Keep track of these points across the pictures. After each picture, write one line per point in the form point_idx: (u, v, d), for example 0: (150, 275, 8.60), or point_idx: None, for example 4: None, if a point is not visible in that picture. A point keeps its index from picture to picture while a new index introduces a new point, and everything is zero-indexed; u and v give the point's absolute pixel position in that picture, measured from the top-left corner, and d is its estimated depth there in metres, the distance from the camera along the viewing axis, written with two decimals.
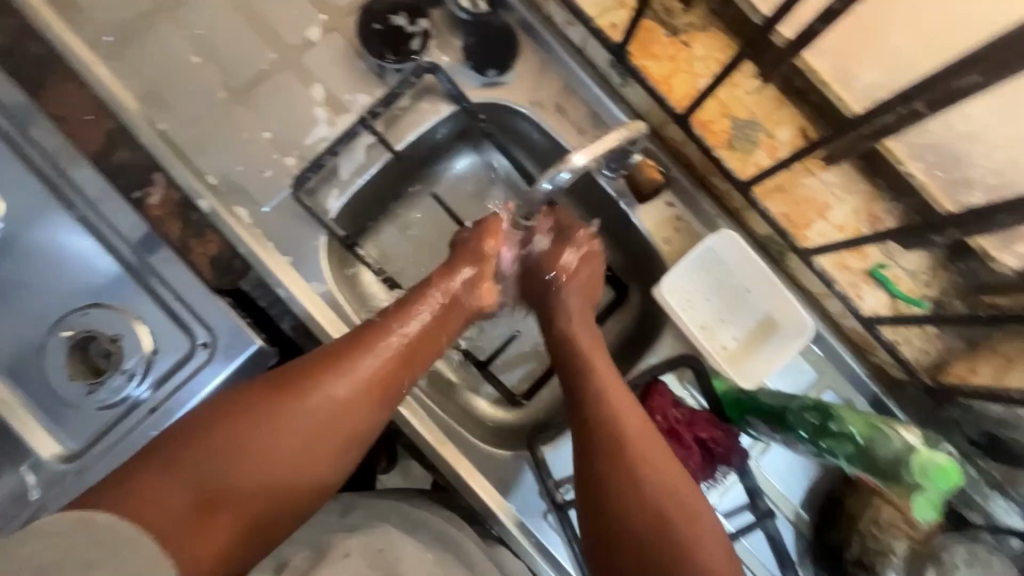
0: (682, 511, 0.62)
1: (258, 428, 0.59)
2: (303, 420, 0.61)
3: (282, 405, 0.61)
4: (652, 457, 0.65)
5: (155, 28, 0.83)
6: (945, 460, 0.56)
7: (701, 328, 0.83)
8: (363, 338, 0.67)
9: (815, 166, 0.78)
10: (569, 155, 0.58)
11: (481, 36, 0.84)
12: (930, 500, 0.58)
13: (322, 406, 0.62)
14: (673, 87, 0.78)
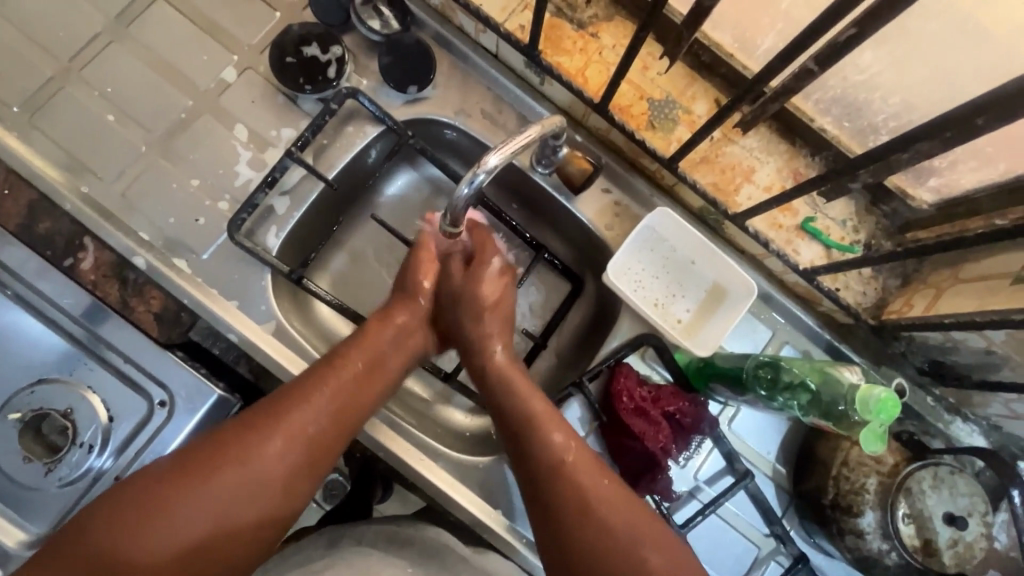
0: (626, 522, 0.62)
1: (196, 491, 0.59)
2: (247, 481, 0.61)
3: (222, 469, 0.60)
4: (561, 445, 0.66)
5: (64, 91, 0.82)
6: (883, 392, 0.59)
7: (655, 305, 0.85)
8: (305, 389, 0.66)
9: (734, 133, 0.81)
10: (482, 157, 0.54)
11: (395, 54, 0.84)
12: (877, 432, 0.60)
13: (264, 466, 0.62)
14: (588, 79, 0.80)
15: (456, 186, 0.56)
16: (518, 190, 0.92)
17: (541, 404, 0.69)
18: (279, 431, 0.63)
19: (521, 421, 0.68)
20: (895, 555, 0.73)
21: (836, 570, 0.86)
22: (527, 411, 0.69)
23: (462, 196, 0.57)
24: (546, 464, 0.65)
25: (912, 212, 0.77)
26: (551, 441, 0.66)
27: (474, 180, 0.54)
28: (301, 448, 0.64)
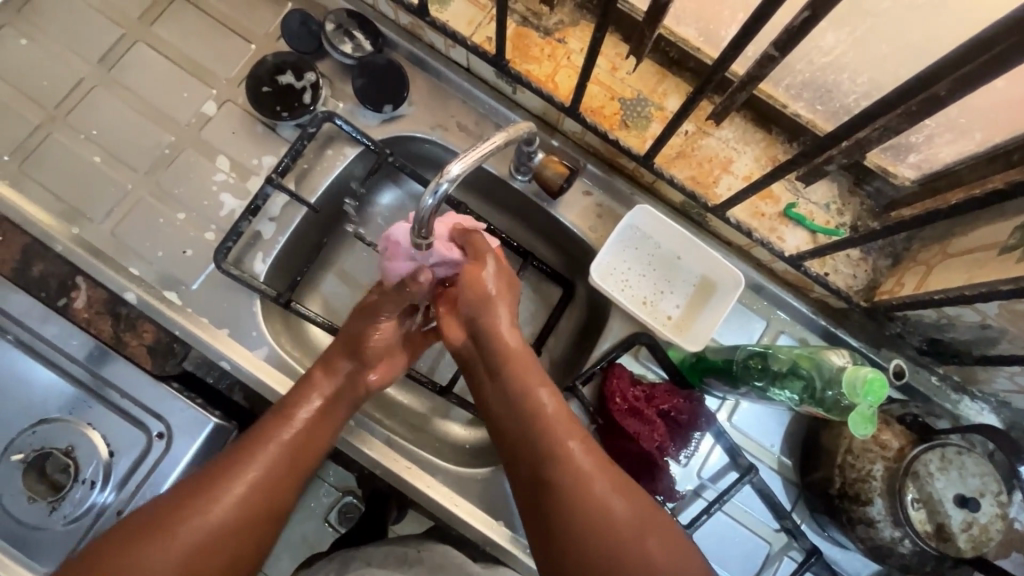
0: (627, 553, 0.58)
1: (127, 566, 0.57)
2: (188, 545, 0.59)
3: (149, 545, 0.58)
4: (619, 507, 0.60)
5: (51, 138, 0.84)
6: (870, 372, 0.58)
7: (643, 303, 0.84)
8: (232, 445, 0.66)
9: (708, 126, 0.81)
10: (445, 167, 0.54)
11: (369, 76, 0.85)
12: (865, 414, 0.59)
13: (200, 531, 0.60)
14: (558, 84, 0.81)
15: (420, 198, 0.56)
16: (500, 199, 0.93)
17: (597, 464, 0.63)
18: (216, 496, 0.62)
19: (574, 479, 0.61)
20: (908, 542, 0.71)
21: (851, 562, 0.83)
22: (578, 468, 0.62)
23: (427, 208, 0.57)
24: (605, 524, 0.59)
25: (895, 190, 0.76)
26: (608, 503, 0.60)
27: (437, 190, 0.54)
28: (241, 506, 0.62)
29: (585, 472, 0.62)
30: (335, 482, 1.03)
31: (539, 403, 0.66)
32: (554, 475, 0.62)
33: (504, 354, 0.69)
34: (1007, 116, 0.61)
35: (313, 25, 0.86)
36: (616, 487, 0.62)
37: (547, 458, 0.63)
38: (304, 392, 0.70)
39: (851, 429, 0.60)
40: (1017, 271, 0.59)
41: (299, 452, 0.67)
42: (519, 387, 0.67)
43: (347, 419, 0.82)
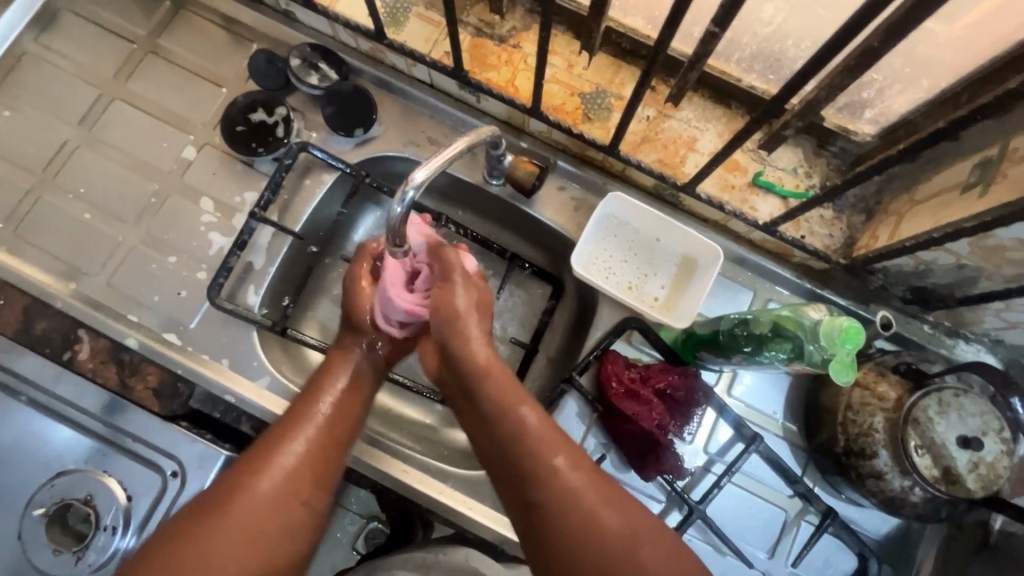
0: None
1: (197, 546, 0.56)
2: (241, 525, 0.58)
3: (214, 521, 0.57)
4: (648, 554, 0.56)
5: (42, 201, 0.87)
6: (845, 322, 0.60)
7: (629, 288, 0.85)
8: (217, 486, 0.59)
9: (668, 109, 0.83)
10: (410, 174, 0.56)
11: (338, 103, 0.88)
12: (845, 361, 0.61)
13: (256, 506, 0.59)
14: (518, 88, 0.84)
15: (389, 206, 0.58)
16: (479, 206, 0.95)
17: (619, 515, 0.57)
18: (260, 473, 0.61)
19: (596, 544, 0.56)
20: (919, 490, 0.71)
21: (869, 520, 0.83)
22: (600, 523, 0.57)
23: (398, 215, 0.59)
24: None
25: (858, 147, 0.78)
26: (641, 554, 0.56)
27: (405, 197, 0.56)
28: (291, 482, 0.61)
29: (612, 530, 0.56)
30: (359, 509, 1.03)
31: (546, 467, 0.59)
32: (571, 539, 0.56)
33: (495, 400, 0.63)
34: (948, 60, 0.63)
35: (279, 62, 0.90)
36: (644, 536, 0.57)
37: (558, 519, 0.57)
38: (331, 369, 0.70)
39: (833, 378, 0.62)
40: (981, 206, 0.60)
41: (275, 502, 0.59)
42: (517, 442, 0.60)
43: (353, 437, 0.84)
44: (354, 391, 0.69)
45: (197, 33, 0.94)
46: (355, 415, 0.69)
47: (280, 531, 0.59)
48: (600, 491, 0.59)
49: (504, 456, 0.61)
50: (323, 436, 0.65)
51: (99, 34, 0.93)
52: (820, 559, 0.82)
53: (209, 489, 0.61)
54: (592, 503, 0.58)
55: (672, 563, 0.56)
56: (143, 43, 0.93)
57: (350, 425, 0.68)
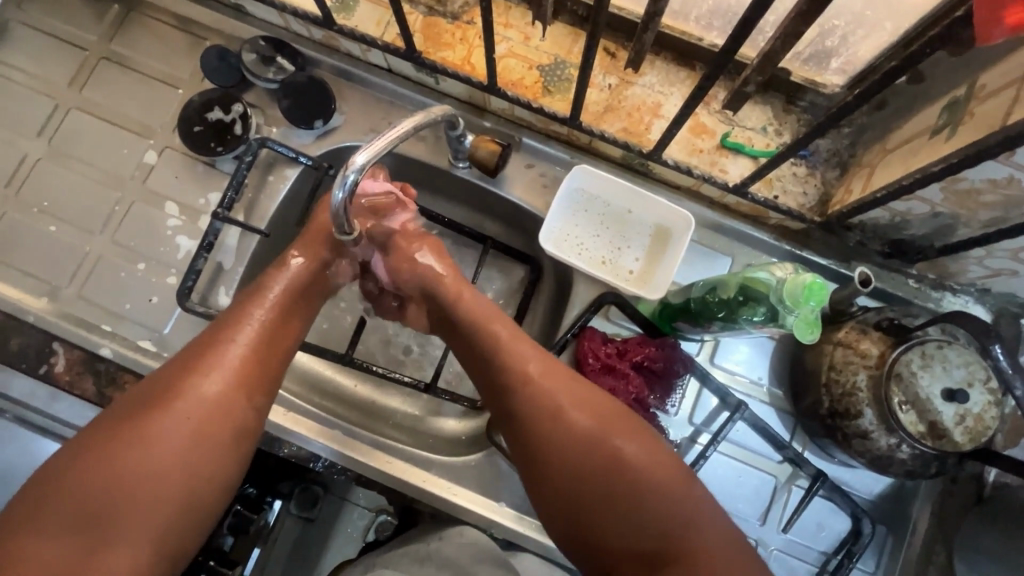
0: (628, 473, 0.58)
1: (135, 442, 0.55)
2: (184, 418, 0.57)
3: (153, 417, 0.56)
4: (626, 447, 0.60)
5: (7, 217, 0.87)
6: (808, 278, 0.58)
7: (603, 263, 0.83)
8: (193, 354, 0.61)
9: (630, 75, 0.80)
10: (350, 158, 0.56)
11: (294, 95, 0.86)
12: (809, 320, 0.60)
13: (197, 404, 0.58)
14: (474, 65, 0.82)
15: (331, 192, 0.59)
16: (448, 190, 0.93)
17: (602, 421, 0.61)
18: (200, 374, 0.59)
19: (574, 443, 0.60)
20: (906, 447, 0.69)
21: (861, 481, 0.82)
22: (576, 424, 0.61)
23: (340, 201, 0.59)
24: (617, 469, 0.59)
25: (829, 99, 0.75)
26: (619, 447, 0.60)
27: (345, 181, 0.57)
28: (235, 380, 0.60)
29: (587, 430, 0.61)
30: (367, 504, 1.04)
31: (526, 374, 0.64)
32: (550, 439, 0.61)
33: (483, 326, 0.68)
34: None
35: (232, 58, 0.88)
36: (621, 432, 0.61)
37: (542, 420, 0.62)
38: (271, 280, 0.68)
39: (798, 337, 0.61)
40: (948, 149, 0.58)
41: (254, 363, 0.62)
42: (506, 356, 0.66)
43: (336, 432, 0.84)
44: (292, 297, 0.68)
45: (148, 34, 0.92)
46: (293, 320, 0.67)
47: (227, 427, 0.59)
48: (578, 398, 0.63)
49: (493, 370, 0.66)
50: (261, 339, 0.64)
51: (51, 43, 0.92)
52: (813, 522, 0.81)
53: (145, 386, 0.59)
54: (571, 407, 0.62)
55: (649, 455, 0.60)
56: (95, 49, 0.91)
57: (293, 329, 0.67)
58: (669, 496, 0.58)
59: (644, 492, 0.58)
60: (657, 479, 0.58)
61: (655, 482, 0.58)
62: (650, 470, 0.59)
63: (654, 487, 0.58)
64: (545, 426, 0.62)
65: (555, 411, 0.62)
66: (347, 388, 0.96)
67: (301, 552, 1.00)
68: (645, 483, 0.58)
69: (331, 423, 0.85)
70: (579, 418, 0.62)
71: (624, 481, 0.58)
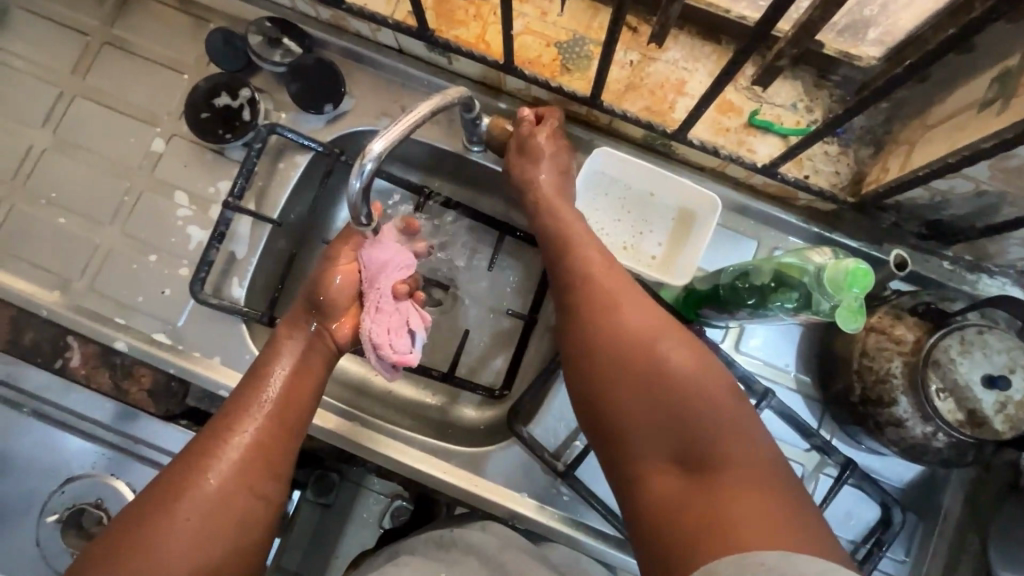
0: (680, 382, 0.54)
1: (146, 540, 0.54)
2: (201, 511, 0.57)
3: (165, 513, 0.56)
4: (672, 355, 0.56)
5: (16, 210, 0.85)
6: (851, 263, 0.55)
7: (624, 249, 0.80)
8: (217, 428, 0.62)
9: (652, 50, 0.77)
10: (367, 145, 0.54)
11: (302, 78, 0.83)
12: (852, 308, 0.57)
13: (203, 500, 0.57)
14: (489, 43, 0.78)
15: (347, 180, 0.56)
16: (463, 175, 0.91)
17: (654, 321, 0.59)
18: (206, 468, 0.59)
19: (623, 338, 0.58)
20: (943, 436, 0.67)
21: (891, 469, 0.80)
22: (634, 327, 0.58)
23: (357, 190, 0.57)
24: (662, 372, 0.55)
25: (864, 72, 0.71)
26: (667, 352, 0.56)
27: (363, 170, 0.55)
28: (238, 475, 0.60)
29: (641, 331, 0.58)
30: (382, 488, 1.00)
31: (588, 272, 0.65)
32: (600, 339, 0.59)
33: (567, 250, 0.68)
34: None
35: (238, 41, 0.85)
36: (671, 340, 0.57)
37: (595, 324, 0.60)
38: (279, 350, 0.68)
39: (839, 326, 0.58)
40: (1000, 123, 0.54)
41: (286, 415, 0.65)
42: (573, 269, 0.66)
43: (354, 423, 0.83)
44: (304, 363, 0.68)
45: (151, 17, 0.89)
46: (293, 409, 0.66)
47: (237, 520, 0.59)
48: (636, 302, 0.61)
49: (558, 283, 0.66)
50: (269, 430, 0.63)
51: (53, 29, 0.89)
52: (841, 511, 0.79)
53: (164, 475, 0.59)
54: (628, 310, 0.60)
55: (699, 363, 0.56)
56: (98, 34, 0.89)
57: (293, 418, 0.65)
58: (713, 401, 0.54)
59: (691, 401, 0.53)
60: (705, 384, 0.54)
61: (703, 386, 0.54)
62: (705, 385, 0.54)
63: (702, 396, 0.54)
64: (597, 318, 0.60)
65: (613, 307, 0.61)
66: (363, 378, 0.94)
67: (319, 539, 0.97)
68: (695, 396, 0.54)
69: (349, 414, 0.84)
70: (636, 317, 0.59)
71: (671, 388, 0.54)
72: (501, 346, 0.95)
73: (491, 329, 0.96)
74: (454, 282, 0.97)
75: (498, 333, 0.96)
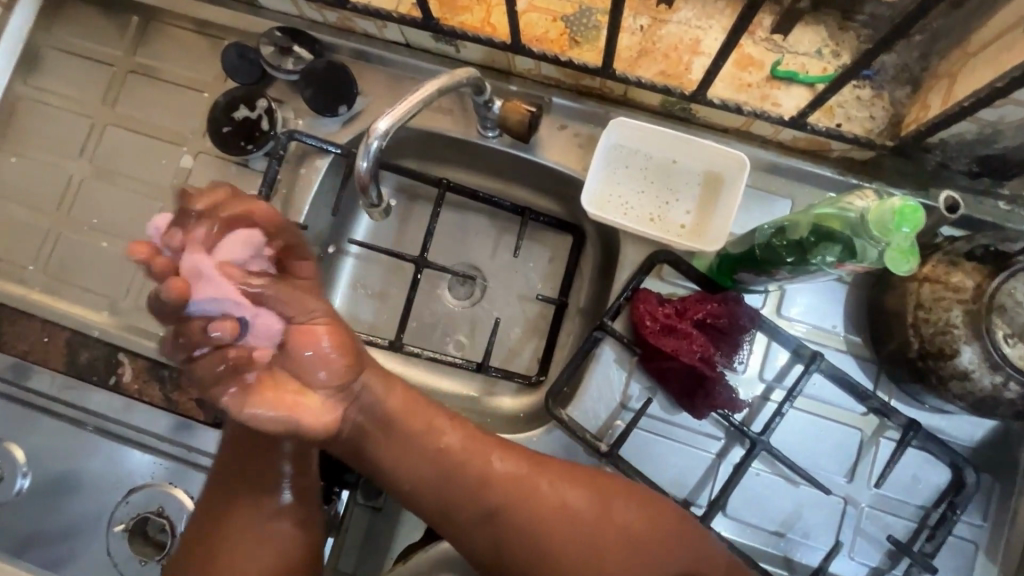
0: (605, 506, 0.64)
1: None
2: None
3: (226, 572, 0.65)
4: (590, 496, 0.64)
5: (62, 238, 0.90)
6: (899, 202, 0.52)
7: (652, 221, 0.77)
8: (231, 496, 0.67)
9: (663, 13, 0.74)
10: (375, 124, 0.60)
11: (315, 83, 0.84)
12: (902, 248, 0.55)
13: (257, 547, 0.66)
14: (495, 26, 0.77)
15: (356, 162, 0.63)
16: (481, 162, 0.90)
17: (534, 469, 0.65)
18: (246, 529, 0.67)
19: (529, 495, 0.63)
20: (1014, 385, 0.62)
21: (960, 427, 0.75)
22: (549, 497, 0.63)
23: (366, 170, 0.63)
24: (600, 537, 0.63)
25: (892, 7, 0.67)
26: (587, 507, 0.64)
27: (369, 149, 0.61)
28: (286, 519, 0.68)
29: (554, 500, 0.64)
30: None
31: (433, 437, 0.63)
32: (516, 522, 0.62)
33: (405, 426, 0.62)
34: None
35: (251, 54, 0.86)
36: (575, 487, 0.64)
37: (509, 526, 0.63)
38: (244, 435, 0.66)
39: (888, 268, 0.55)
40: None
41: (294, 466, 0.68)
42: (428, 450, 0.63)
43: None
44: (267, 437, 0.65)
45: (170, 42, 0.92)
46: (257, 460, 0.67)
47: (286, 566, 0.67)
48: (512, 457, 0.65)
49: (416, 475, 0.63)
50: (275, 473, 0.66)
51: (79, 63, 0.93)
52: (907, 474, 0.75)
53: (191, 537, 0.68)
54: (533, 483, 0.64)
55: (609, 496, 0.65)
56: (122, 64, 0.92)
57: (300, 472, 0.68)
58: (633, 522, 0.64)
59: (624, 520, 0.64)
60: (620, 514, 0.64)
61: (623, 509, 0.64)
62: (620, 498, 0.65)
63: (624, 510, 0.64)
64: (488, 488, 0.63)
65: (502, 476, 0.63)
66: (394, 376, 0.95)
67: (373, 538, 0.98)
68: (620, 512, 0.64)
69: None
70: (531, 472, 0.64)
71: (599, 523, 0.63)
72: (534, 332, 0.94)
73: (522, 314, 0.95)
74: (480, 270, 0.96)
75: (528, 319, 0.94)
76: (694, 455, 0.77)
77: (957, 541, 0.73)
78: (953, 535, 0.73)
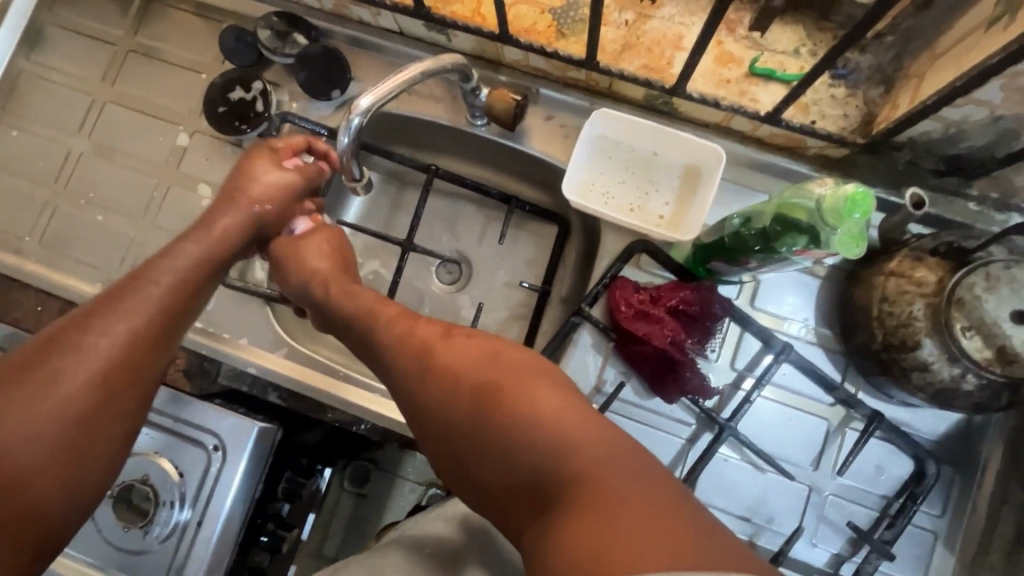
0: (515, 384, 0.54)
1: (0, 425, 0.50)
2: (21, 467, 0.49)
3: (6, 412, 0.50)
4: (504, 369, 0.56)
5: (59, 211, 0.92)
6: (851, 189, 0.56)
7: (631, 211, 0.79)
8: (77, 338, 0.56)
9: (648, 9, 0.77)
10: (356, 101, 0.63)
11: (310, 67, 0.86)
12: (854, 234, 0.58)
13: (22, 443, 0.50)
14: (485, 16, 0.80)
15: (338, 137, 0.65)
16: (469, 150, 0.93)
17: (448, 339, 0.60)
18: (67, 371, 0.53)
19: (431, 349, 0.59)
20: (972, 377, 0.64)
21: (923, 420, 0.77)
22: (453, 367, 0.57)
23: (347, 146, 0.66)
24: (502, 415, 0.53)
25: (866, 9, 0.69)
26: (491, 377, 0.55)
27: (350, 124, 0.63)
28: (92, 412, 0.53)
29: (454, 369, 0.57)
30: (417, 478, 1.01)
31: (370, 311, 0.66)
32: (421, 391, 0.58)
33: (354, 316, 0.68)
34: None
35: (248, 37, 0.88)
36: (488, 361, 0.57)
37: (415, 388, 0.59)
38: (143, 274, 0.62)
39: (839, 252, 0.59)
40: (1008, 38, 0.53)
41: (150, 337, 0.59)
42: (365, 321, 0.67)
43: (377, 396, 0.86)
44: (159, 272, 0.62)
45: (170, 23, 0.94)
46: (185, 313, 0.63)
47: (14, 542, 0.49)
48: (431, 326, 0.62)
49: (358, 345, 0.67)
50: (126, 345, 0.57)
51: (82, 41, 0.95)
52: (871, 465, 0.77)
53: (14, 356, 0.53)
54: (442, 346, 0.59)
55: (526, 373, 0.55)
56: (123, 43, 0.95)
57: (160, 340, 0.59)
58: (545, 413, 0.52)
59: (532, 406, 0.52)
60: (530, 395, 0.53)
61: (537, 396, 0.53)
62: (536, 382, 0.54)
63: (534, 393, 0.53)
64: (397, 350, 0.61)
65: (413, 336, 0.62)
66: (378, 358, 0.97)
67: (356, 526, 1.00)
68: (525, 398, 0.53)
69: (371, 387, 0.86)
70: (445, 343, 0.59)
71: (500, 399, 0.54)
72: (516, 319, 0.96)
73: (505, 301, 0.97)
74: (466, 257, 0.98)
75: (512, 305, 0.97)
76: (665, 440, 0.79)
77: (916, 531, 0.75)
78: (913, 526, 0.76)
